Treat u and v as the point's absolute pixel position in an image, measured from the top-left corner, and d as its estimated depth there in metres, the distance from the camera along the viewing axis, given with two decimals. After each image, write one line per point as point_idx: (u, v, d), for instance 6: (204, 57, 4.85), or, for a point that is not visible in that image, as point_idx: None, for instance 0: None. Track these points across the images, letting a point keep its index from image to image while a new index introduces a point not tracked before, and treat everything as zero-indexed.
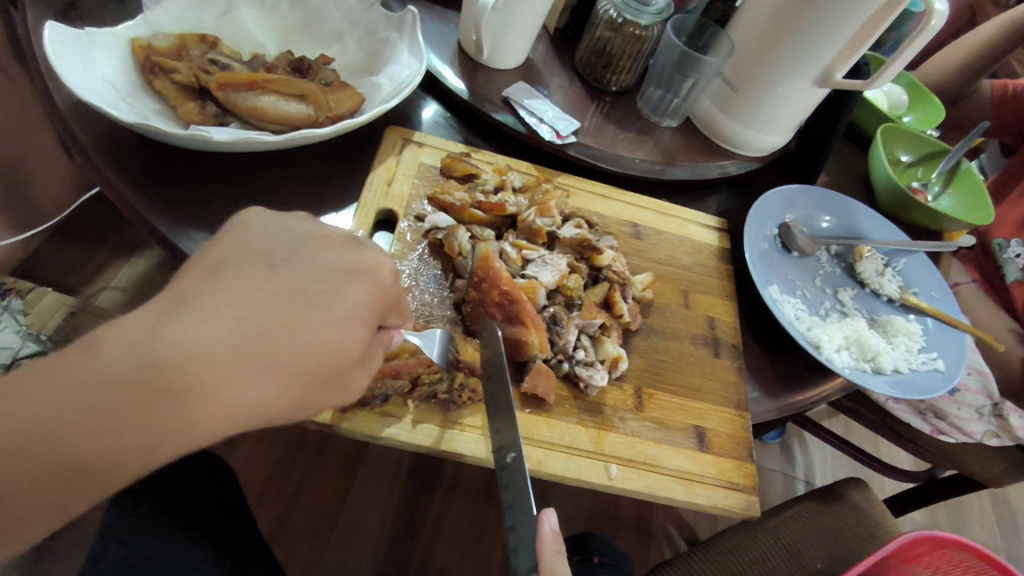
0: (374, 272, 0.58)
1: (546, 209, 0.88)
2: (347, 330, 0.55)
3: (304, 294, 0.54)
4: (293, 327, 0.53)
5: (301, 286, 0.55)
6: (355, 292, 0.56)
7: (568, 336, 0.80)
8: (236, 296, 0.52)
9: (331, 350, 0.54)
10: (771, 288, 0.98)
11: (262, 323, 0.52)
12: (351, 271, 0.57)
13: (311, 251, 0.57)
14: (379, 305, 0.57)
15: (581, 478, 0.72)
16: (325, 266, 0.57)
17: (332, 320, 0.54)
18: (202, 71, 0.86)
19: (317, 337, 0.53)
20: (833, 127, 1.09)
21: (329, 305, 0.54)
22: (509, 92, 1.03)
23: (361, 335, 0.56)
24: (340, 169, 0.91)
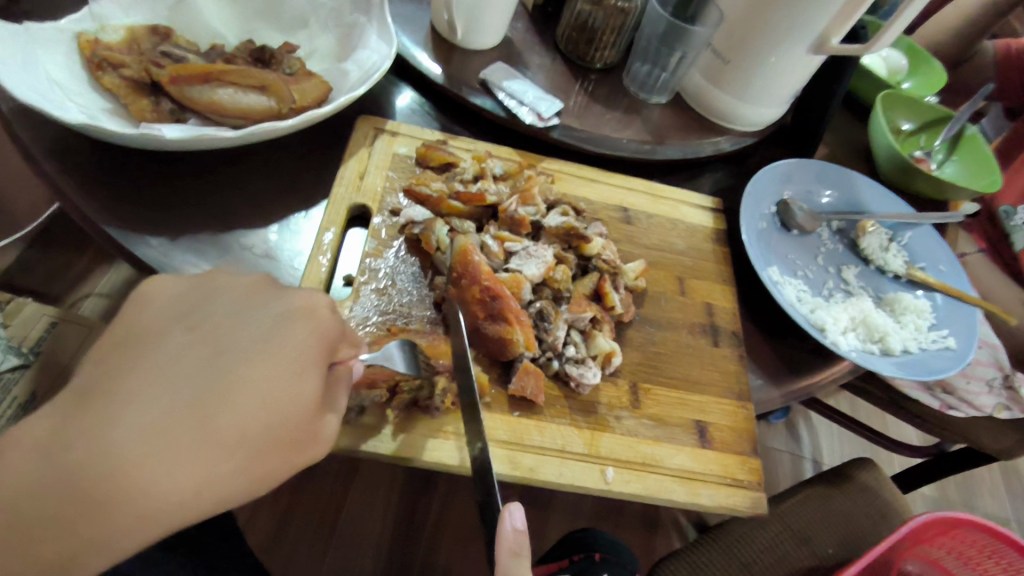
0: (313, 313, 0.51)
1: (529, 197, 0.83)
2: (297, 379, 0.48)
3: (236, 352, 0.47)
4: (233, 392, 0.45)
5: (231, 345, 0.47)
6: (294, 336, 0.49)
7: (556, 332, 0.75)
8: (160, 372, 0.44)
9: (281, 410, 0.47)
10: (771, 269, 0.93)
11: (194, 398, 0.44)
12: (285, 315, 0.50)
13: (239, 304, 0.51)
14: (325, 347, 0.50)
15: (576, 484, 0.68)
16: (258, 319, 0.50)
17: (275, 373, 0.47)
18: (154, 64, 0.81)
19: (262, 395, 0.46)
20: (829, 97, 1.04)
21: (268, 358, 0.47)
22: (485, 74, 0.97)
23: (312, 383, 0.48)
24: (310, 165, 0.85)
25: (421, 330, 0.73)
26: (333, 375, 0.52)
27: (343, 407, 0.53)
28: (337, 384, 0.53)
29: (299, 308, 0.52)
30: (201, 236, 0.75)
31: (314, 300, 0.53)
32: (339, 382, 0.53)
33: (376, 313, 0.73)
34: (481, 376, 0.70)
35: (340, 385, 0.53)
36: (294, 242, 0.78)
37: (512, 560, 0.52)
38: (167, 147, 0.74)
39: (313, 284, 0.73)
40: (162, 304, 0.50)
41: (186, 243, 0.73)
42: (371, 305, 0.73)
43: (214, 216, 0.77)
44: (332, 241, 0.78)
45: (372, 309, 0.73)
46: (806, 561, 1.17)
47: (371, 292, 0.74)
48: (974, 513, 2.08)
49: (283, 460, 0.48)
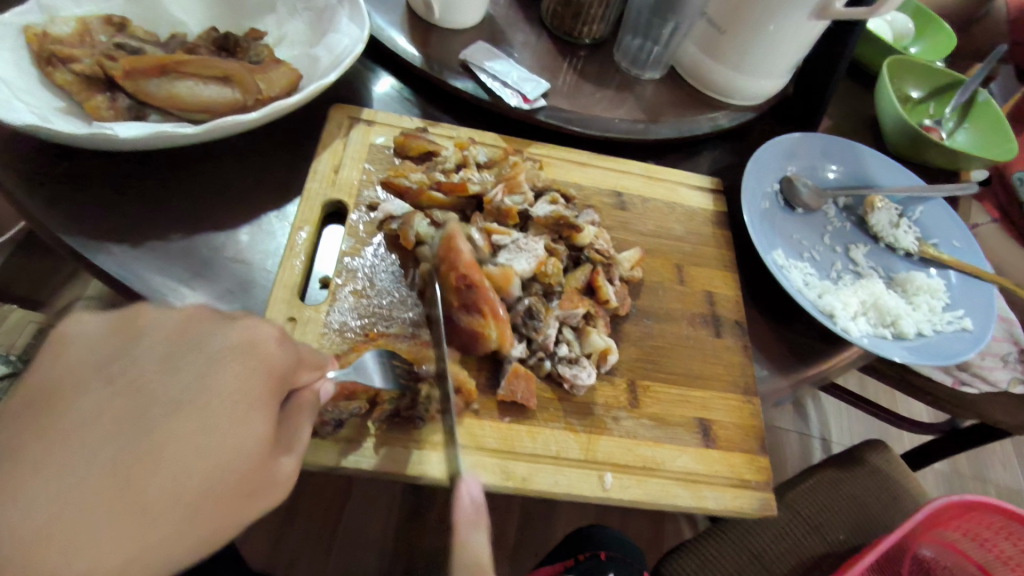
0: (259, 346, 0.43)
1: (514, 186, 0.77)
2: (243, 422, 0.39)
3: (163, 404, 0.38)
4: (161, 451, 0.36)
5: (156, 395, 0.38)
6: (234, 375, 0.40)
7: (547, 330, 0.70)
8: (71, 434, 0.35)
9: (221, 464, 0.38)
10: (775, 253, 0.88)
11: (112, 467, 0.35)
12: (224, 352, 0.41)
13: (169, 343, 0.41)
14: (274, 383, 0.42)
15: (572, 492, 0.64)
16: (192, 362, 0.40)
17: (213, 421, 0.38)
18: (107, 57, 0.75)
19: (195, 448, 0.37)
20: (833, 67, 0.98)
21: (201, 403, 0.38)
22: (466, 55, 0.91)
23: (259, 425, 0.40)
24: (281, 159, 0.80)
25: (401, 334, 0.68)
26: (291, 404, 0.46)
27: (303, 442, 0.45)
28: (297, 414, 0.46)
29: (242, 342, 0.42)
30: (168, 241, 0.70)
31: (261, 331, 0.43)
32: (298, 414, 0.46)
33: (354, 317, 0.69)
34: (467, 378, 0.65)
35: (300, 416, 0.46)
36: (266, 242, 0.73)
37: (472, 529, 0.53)
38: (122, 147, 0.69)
39: (289, 286, 0.68)
40: (78, 353, 0.39)
41: (151, 250, 0.68)
42: (349, 308, 0.69)
43: (181, 218, 0.72)
44: (307, 241, 0.73)
45: (349, 313, 0.69)
46: (818, 549, 1.13)
47: (349, 294, 0.70)
48: (985, 487, 2.06)
49: (228, 522, 0.39)
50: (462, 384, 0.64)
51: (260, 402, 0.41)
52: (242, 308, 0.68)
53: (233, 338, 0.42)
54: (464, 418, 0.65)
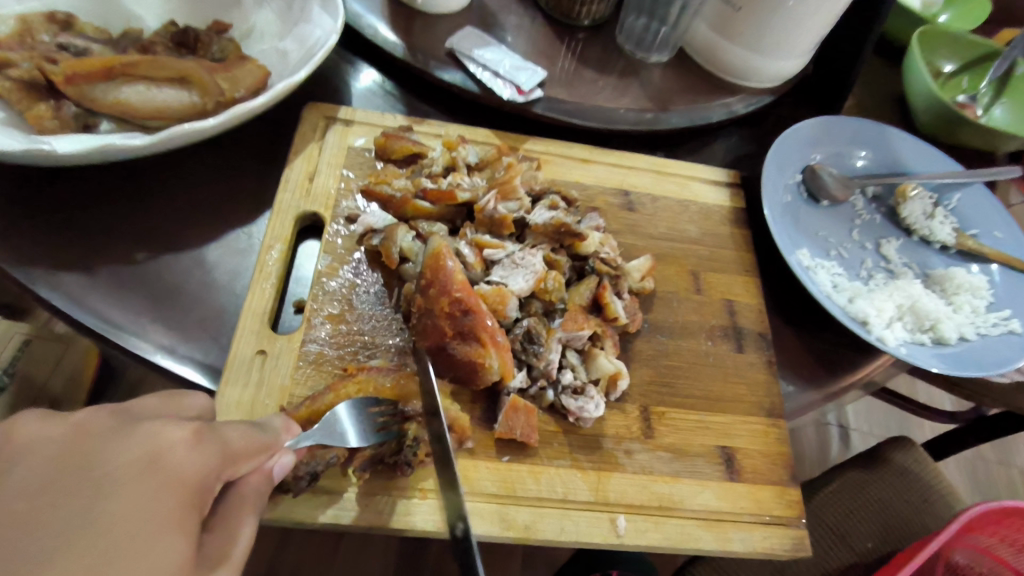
0: (168, 454, 0.35)
1: (508, 191, 0.69)
2: (148, 556, 0.31)
3: (40, 550, 0.29)
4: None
5: (32, 539, 0.30)
6: (134, 497, 0.33)
7: (549, 356, 0.62)
8: None
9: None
10: (800, 252, 0.80)
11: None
12: (122, 470, 0.34)
13: (47, 468, 0.33)
14: (191, 494, 0.35)
15: (581, 540, 0.57)
16: (80, 489, 0.32)
17: (109, 560, 0.30)
18: (47, 59, 0.67)
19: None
20: (861, 41, 0.88)
21: (92, 540, 0.31)
22: (452, 43, 0.82)
23: (173, 552, 0.32)
24: (250, 166, 0.73)
25: (384, 367, 0.60)
26: (227, 502, 0.40)
27: (238, 556, 0.38)
28: (236, 507, 0.40)
29: (145, 452, 0.35)
30: (126, 265, 0.63)
31: (170, 434, 0.36)
32: (233, 512, 0.40)
33: (332, 347, 0.62)
34: (462, 416, 0.58)
35: (239, 513, 0.40)
36: (234, 262, 0.66)
37: None
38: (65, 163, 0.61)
39: (258, 315, 0.61)
40: None
41: (105, 277, 0.61)
42: (326, 338, 0.62)
43: (141, 239, 0.65)
44: (279, 260, 0.65)
45: (325, 343, 0.62)
46: (846, 562, 1.02)
47: (324, 321, 0.63)
48: (1011, 473, 1.98)
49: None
50: (455, 423, 0.57)
51: (169, 522, 0.33)
52: (210, 339, 0.60)
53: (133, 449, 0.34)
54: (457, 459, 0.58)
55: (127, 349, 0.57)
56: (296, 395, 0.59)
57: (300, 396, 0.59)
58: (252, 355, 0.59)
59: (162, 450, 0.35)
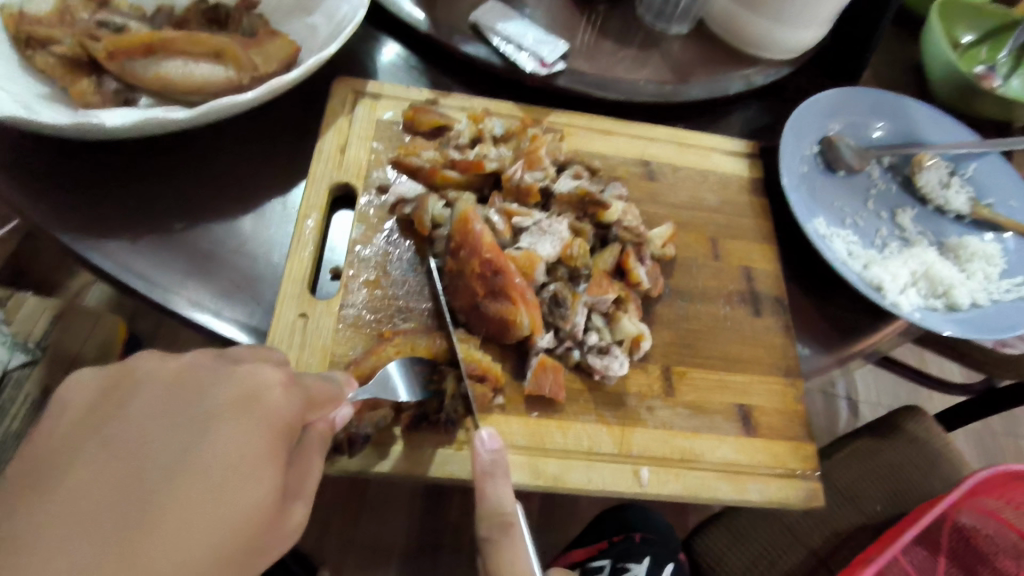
0: (263, 396, 0.42)
1: (534, 160, 0.72)
2: (249, 484, 0.39)
3: (167, 466, 0.37)
4: (160, 521, 0.35)
5: (155, 460, 0.37)
6: (233, 431, 0.40)
7: (575, 318, 0.65)
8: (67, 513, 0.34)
9: (228, 527, 0.37)
10: (817, 221, 0.81)
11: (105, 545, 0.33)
12: (225, 405, 0.40)
13: (167, 399, 0.40)
14: (283, 432, 0.42)
15: (606, 488, 0.60)
16: (191, 421, 0.39)
17: (218, 482, 0.37)
18: (89, 36, 0.69)
19: (199, 514, 0.36)
20: (881, 8, 0.90)
21: (207, 464, 0.38)
22: (476, 17, 0.83)
23: (267, 481, 0.40)
24: (283, 140, 0.75)
25: (419, 329, 0.64)
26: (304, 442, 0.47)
27: (310, 488, 0.46)
28: (310, 447, 0.47)
29: (245, 394, 0.42)
30: (162, 234, 0.66)
31: (265, 380, 0.43)
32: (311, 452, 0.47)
33: (369, 310, 0.65)
34: (493, 366, 0.62)
35: (311, 454, 0.47)
36: (273, 231, 0.69)
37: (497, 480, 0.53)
38: (116, 135, 0.64)
39: (298, 281, 0.64)
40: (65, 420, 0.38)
41: (150, 246, 0.64)
42: (363, 302, 0.65)
43: (180, 210, 0.68)
44: (315, 229, 0.68)
45: (362, 307, 0.65)
46: (854, 523, 1.04)
47: (361, 285, 0.66)
48: (1018, 442, 2.01)
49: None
50: (486, 373, 0.61)
51: (254, 455, 0.39)
52: (252, 303, 0.64)
53: (235, 389, 0.41)
54: (491, 413, 0.61)
55: (178, 313, 0.60)
56: (338, 355, 0.62)
57: (341, 357, 0.62)
58: (295, 318, 0.63)
59: (255, 393, 0.42)
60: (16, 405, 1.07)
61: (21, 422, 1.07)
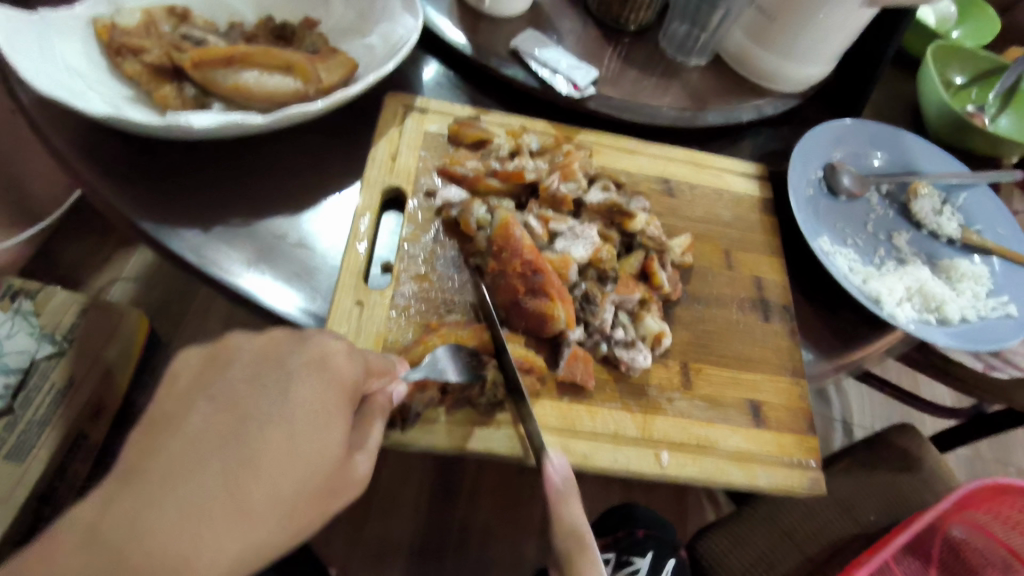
0: (331, 359, 0.50)
1: (569, 173, 0.79)
2: (322, 432, 0.46)
3: (258, 418, 0.45)
4: (253, 466, 0.43)
5: (249, 413, 0.45)
6: (308, 390, 0.47)
7: (603, 314, 0.72)
8: (179, 453, 0.42)
9: (307, 471, 0.45)
10: (821, 238, 0.89)
11: (218, 480, 0.42)
12: (301, 368, 0.48)
13: (255, 362, 0.48)
14: (346, 394, 0.50)
15: (630, 469, 0.66)
16: (275, 381, 0.47)
17: (296, 431, 0.45)
18: (175, 48, 0.78)
19: (286, 458, 0.44)
20: (880, 49, 0.99)
21: (291, 416, 0.46)
22: (516, 43, 0.92)
23: (335, 435, 0.47)
24: (340, 147, 0.83)
25: (461, 320, 0.71)
26: (366, 407, 0.54)
27: (373, 442, 0.52)
28: (371, 414, 0.54)
29: (314, 358, 0.49)
30: (232, 225, 0.72)
31: (330, 345, 0.51)
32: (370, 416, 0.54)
33: (417, 301, 0.72)
34: (536, 357, 0.68)
35: (371, 416, 0.53)
36: (330, 228, 0.76)
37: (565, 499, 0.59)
38: (197, 136, 0.72)
39: (355, 272, 0.71)
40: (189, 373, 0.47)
41: (221, 235, 0.71)
42: (412, 293, 0.72)
43: (247, 205, 0.74)
44: (369, 226, 0.75)
45: (413, 297, 0.72)
46: (850, 532, 1.09)
47: (410, 279, 0.73)
48: (1008, 471, 2.07)
49: (309, 517, 0.46)
50: (533, 364, 0.67)
51: (325, 412, 0.47)
52: (312, 290, 0.70)
53: (308, 356, 0.49)
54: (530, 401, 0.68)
55: (248, 296, 0.67)
56: (389, 339, 0.69)
57: (392, 341, 0.69)
58: (352, 304, 0.69)
59: (324, 359, 0.49)
60: (41, 395, 1.15)
61: (45, 410, 1.14)
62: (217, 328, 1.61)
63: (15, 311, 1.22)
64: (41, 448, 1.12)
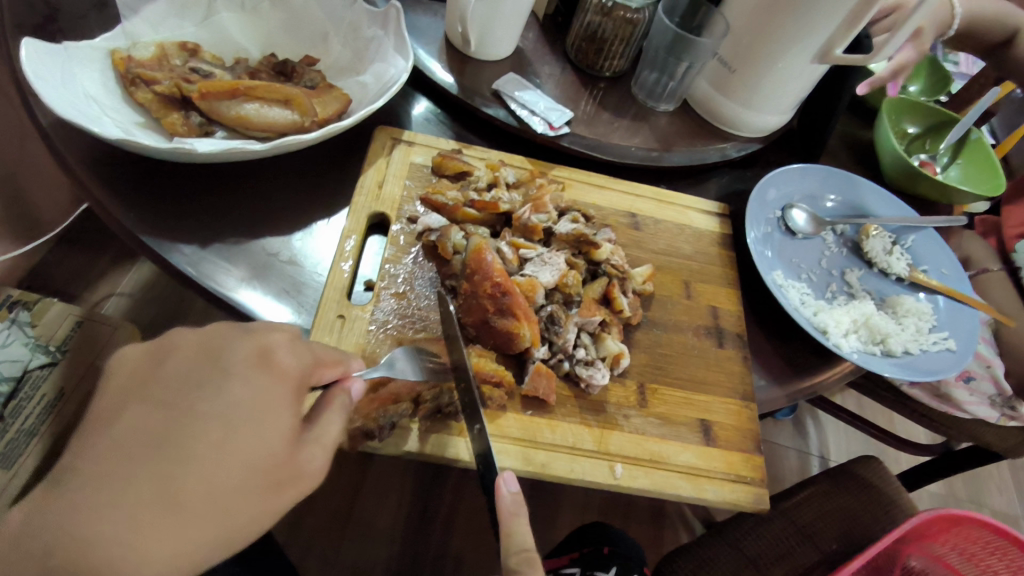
0: (271, 355, 0.54)
1: (541, 205, 0.86)
2: (264, 421, 0.51)
3: (204, 416, 0.49)
4: (199, 454, 0.47)
5: (191, 416, 0.49)
6: (243, 388, 0.51)
7: (567, 335, 0.78)
8: (122, 451, 0.46)
9: (253, 459, 0.49)
10: (775, 273, 0.96)
11: (158, 478, 0.45)
12: (245, 369, 0.52)
13: (198, 357, 0.53)
14: (292, 387, 0.54)
15: (585, 479, 0.71)
16: (220, 379, 0.51)
17: (237, 424, 0.49)
18: (183, 80, 0.85)
19: (221, 450, 0.48)
20: (833, 103, 1.08)
21: (236, 412, 0.50)
22: (498, 85, 1.00)
23: (281, 421, 0.52)
24: (332, 174, 0.90)
25: (432, 337, 0.76)
26: (323, 400, 0.57)
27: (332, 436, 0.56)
28: (338, 418, 0.57)
29: (261, 356, 0.54)
30: (229, 242, 0.78)
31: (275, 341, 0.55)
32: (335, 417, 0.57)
33: (395, 317, 0.77)
34: (505, 372, 0.74)
35: (326, 408, 0.57)
36: (317, 248, 0.82)
37: (514, 518, 0.60)
38: (199, 160, 0.78)
39: (338, 287, 0.77)
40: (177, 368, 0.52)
41: (218, 251, 0.77)
42: (390, 309, 0.78)
43: (244, 225, 0.81)
44: (354, 248, 0.81)
45: (392, 314, 0.77)
46: (811, 558, 1.13)
47: (389, 296, 0.79)
48: (982, 510, 2.11)
49: (270, 503, 0.50)
50: (502, 379, 0.73)
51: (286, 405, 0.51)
52: (297, 304, 0.76)
53: (248, 352, 0.53)
54: (511, 409, 0.73)
55: (238, 306, 0.72)
56: (367, 352, 0.74)
57: (370, 354, 0.74)
58: (334, 318, 0.75)
59: (261, 355, 0.54)
60: (30, 404, 1.19)
61: (35, 418, 1.18)
62: None
63: (12, 320, 1.27)
64: (28, 455, 1.15)
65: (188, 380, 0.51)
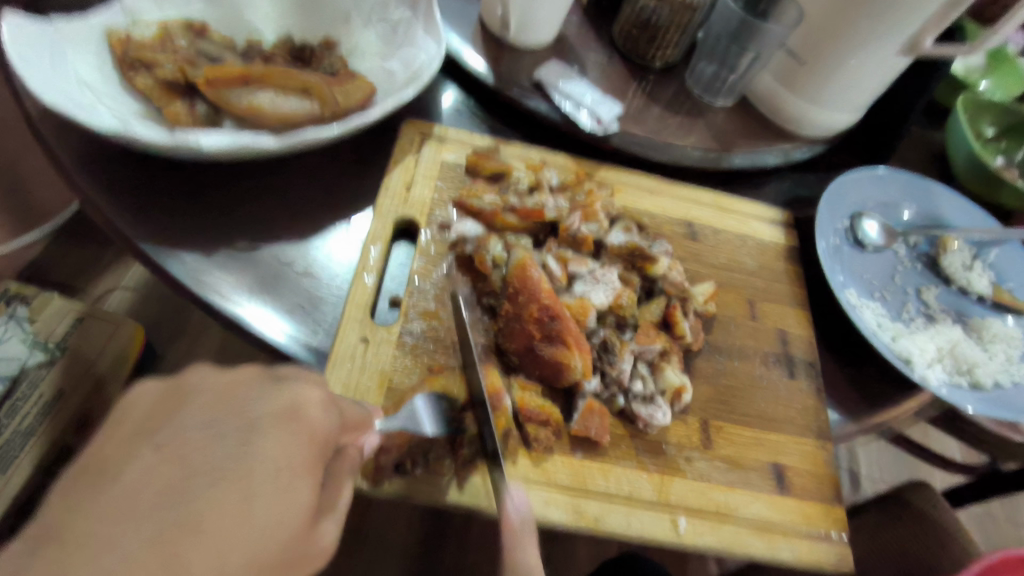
0: (302, 410, 0.43)
1: (591, 214, 0.77)
2: (284, 493, 0.39)
3: (206, 474, 0.37)
4: (202, 521, 0.35)
5: (198, 467, 0.37)
6: (278, 446, 0.40)
7: (622, 365, 0.68)
8: (100, 527, 0.33)
9: (266, 534, 0.38)
10: (849, 291, 0.85)
11: (153, 548, 0.33)
12: (262, 424, 0.41)
13: (202, 411, 0.41)
14: (315, 448, 0.43)
15: (643, 535, 0.62)
16: (235, 432, 0.40)
17: (254, 491, 0.38)
18: (188, 63, 0.76)
19: (237, 519, 0.36)
20: (909, 106, 0.97)
21: (249, 472, 0.38)
22: (539, 74, 0.90)
23: (301, 494, 0.40)
24: (354, 171, 0.80)
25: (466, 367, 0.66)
26: (334, 462, 0.48)
27: (342, 505, 0.47)
28: (341, 474, 0.48)
29: (284, 410, 0.43)
30: (236, 249, 0.69)
31: (305, 396, 0.45)
32: (345, 473, 0.48)
33: (426, 340, 0.68)
34: (553, 409, 0.64)
35: (341, 474, 0.48)
36: (336, 258, 0.72)
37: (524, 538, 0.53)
38: (204, 156, 0.68)
39: (362, 305, 0.67)
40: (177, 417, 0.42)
41: (223, 260, 0.67)
42: (420, 332, 0.68)
43: (252, 228, 0.71)
44: (378, 259, 0.71)
45: (420, 335, 0.68)
46: None
47: (417, 316, 0.69)
48: (1021, 532, 2.00)
49: None
50: (549, 418, 0.64)
51: (311, 466, 0.42)
52: (313, 324, 0.66)
53: (275, 406, 0.42)
54: (558, 451, 0.64)
55: (246, 325, 0.63)
56: (393, 380, 0.65)
57: (396, 384, 0.65)
58: (356, 341, 0.65)
59: (294, 411, 0.43)
60: (28, 404, 1.10)
61: (32, 418, 1.10)
62: (215, 345, 1.56)
63: (10, 316, 1.18)
64: (24, 458, 1.07)
65: (178, 429, 0.39)
